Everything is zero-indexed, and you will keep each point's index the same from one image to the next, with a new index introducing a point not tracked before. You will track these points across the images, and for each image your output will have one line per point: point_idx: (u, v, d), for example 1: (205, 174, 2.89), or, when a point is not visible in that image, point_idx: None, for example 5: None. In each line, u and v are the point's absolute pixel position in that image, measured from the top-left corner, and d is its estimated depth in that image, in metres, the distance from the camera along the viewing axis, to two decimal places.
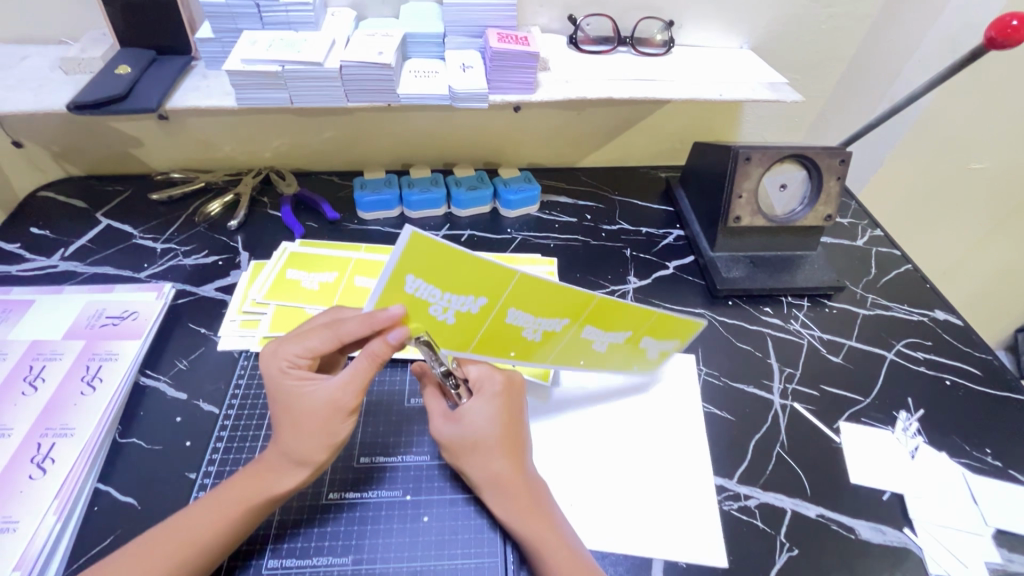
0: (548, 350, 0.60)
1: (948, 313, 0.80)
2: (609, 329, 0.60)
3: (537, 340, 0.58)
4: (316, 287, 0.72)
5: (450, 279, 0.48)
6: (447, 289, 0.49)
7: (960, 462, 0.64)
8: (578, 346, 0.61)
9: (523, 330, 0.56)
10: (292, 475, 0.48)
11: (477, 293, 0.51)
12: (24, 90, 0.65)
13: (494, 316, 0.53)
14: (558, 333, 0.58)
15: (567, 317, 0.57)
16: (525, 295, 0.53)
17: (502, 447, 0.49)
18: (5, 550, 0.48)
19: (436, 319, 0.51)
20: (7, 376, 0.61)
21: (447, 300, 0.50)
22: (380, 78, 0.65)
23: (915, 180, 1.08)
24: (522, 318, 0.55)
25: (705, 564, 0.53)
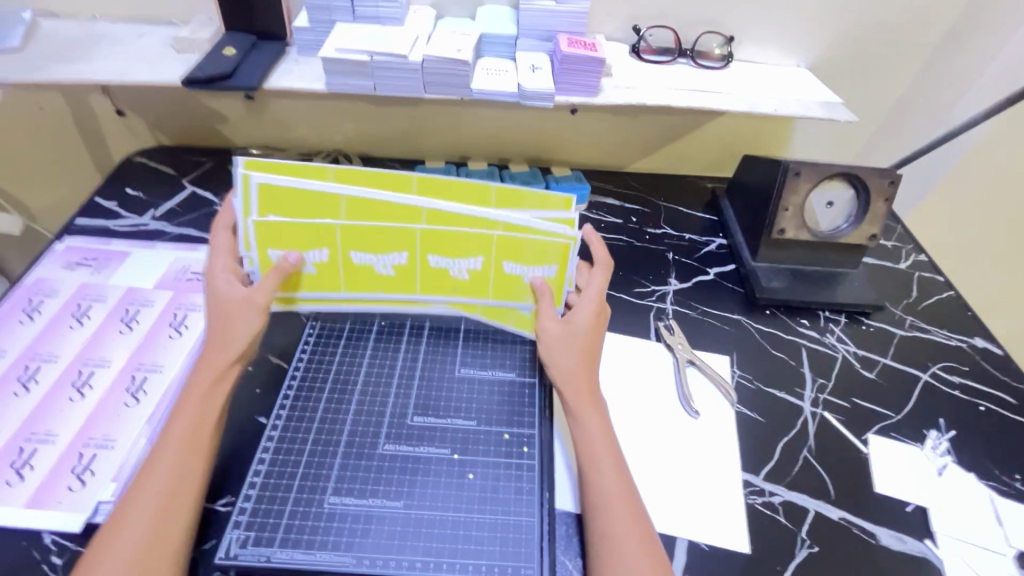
0: (481, 290, 0.65)
1: (988, 341, 0.80)
2: (529, 263, 0.63)
3: (440, 274, 0.64)
4: (314, 270, 0.63)
5: (354, 232, 0.61)
6: (357, 248, 0.62)
7: (989, 484, 0.65)
8: (502, 280, 0.64)
9: (448, 271, 0.64)
10: (248, 321, 0.56)
11: (391, 242, 0.61)
12: (142, 64, 0.74)
13: (418, 261, 0.63)
14: (479, 272, 0.64)
15: (477, 254, 0.62)
16: (437, 238, 0.61)
17: (585, 349, 0.59)
18: (104, 464, 0.55)
19: (329, 256, 0.62)
20: (107, 315, 0.68)
21: (358, 255, 0.62)
22: (457, 73, 0.70)
23: (966, 210, 1.08)
24: (440, 261, 0.63)
25: (728, 548, 0.56)
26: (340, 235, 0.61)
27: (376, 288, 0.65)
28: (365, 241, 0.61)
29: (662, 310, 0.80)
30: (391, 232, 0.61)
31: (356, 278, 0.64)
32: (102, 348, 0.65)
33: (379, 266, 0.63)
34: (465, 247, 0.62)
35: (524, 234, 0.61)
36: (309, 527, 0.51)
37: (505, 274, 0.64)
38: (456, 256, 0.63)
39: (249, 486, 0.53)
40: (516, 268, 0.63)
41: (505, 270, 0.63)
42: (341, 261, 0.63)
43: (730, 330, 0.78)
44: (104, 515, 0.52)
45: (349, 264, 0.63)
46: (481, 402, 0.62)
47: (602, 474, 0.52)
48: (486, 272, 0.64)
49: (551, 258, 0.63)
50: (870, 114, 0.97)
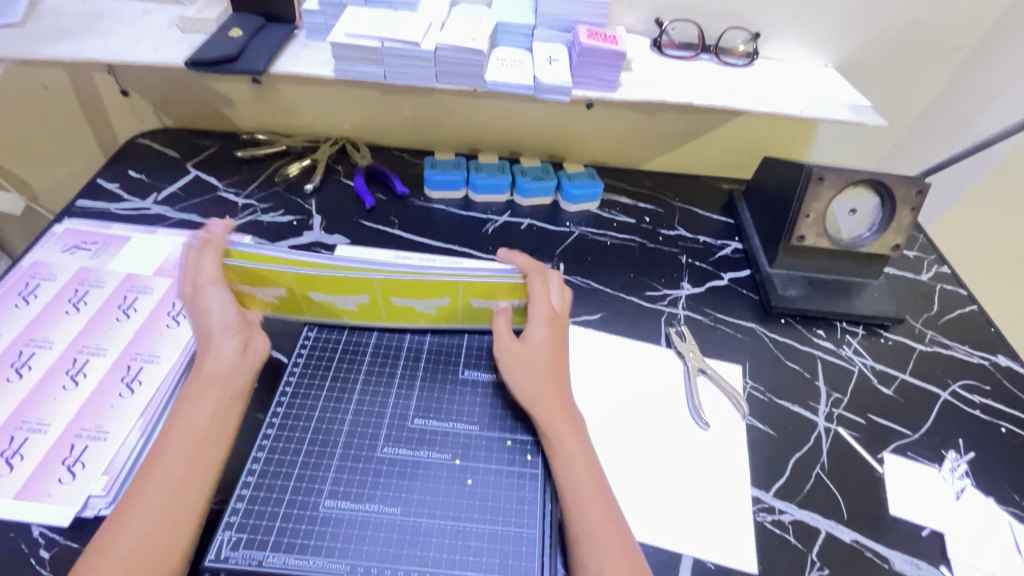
0: (448, 321, 0.65)
1: (1011, 359, 0.77)
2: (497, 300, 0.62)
3: (404, 309, 0.64)
4: (277, 303, 0.62)
5: (313, 278, 0.60)
6: (318, 289, 0.61)
7: (1008, 510, 0.62)
8: (467, 314, 0.65)
9: (412, 308, 0.64)
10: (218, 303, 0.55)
11: (353, 285, 0.61)
12: (146, 44, 0.71)
13: (381, 301, 0.63)
14: (444, 308, 0.64)
15: (443, 296, 0.62)
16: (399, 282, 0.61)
17: (549, 368, 0.57)
18: (96, 455, 0.54)
19: (287, 296, 0.61)
20: (104, 302, 0.67)
21: (319, 295, 0.62)
22: (470, 63, 0.67)
23: (991, 221, 1.04)
24: (404, 300, 0.63)
25: (735, 568, 0.54)
26: (298, 280, 0.59)
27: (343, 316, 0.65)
28: (326, 283, 0.60)
29: (673, 315, 0.77)
30: (351, 278, 0.60)
31: (323, 309, 0.64)
32: (98, 335, 0.63)
33: (341, 303, 0.63)
34: (428, 290, 0.61)
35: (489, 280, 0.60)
36: (303, 530, 0.50)
37: (471, 309, 0.64)
38: (420, 297, 0.62)
39: (243, 486, 0.52)
40: (484, 304, 0.63)
41: (471, 306, 0.64)
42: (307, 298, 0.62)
43: (743, 339, 0.75)
44: (94, 510, 0.51)
45: (312, 300, 0.63)
46: (484, 405, 0.60)
47: (583, 503, 0.50)
48: (452, 309, 0.64)
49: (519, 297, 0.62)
50: (897, 118, 0.94)
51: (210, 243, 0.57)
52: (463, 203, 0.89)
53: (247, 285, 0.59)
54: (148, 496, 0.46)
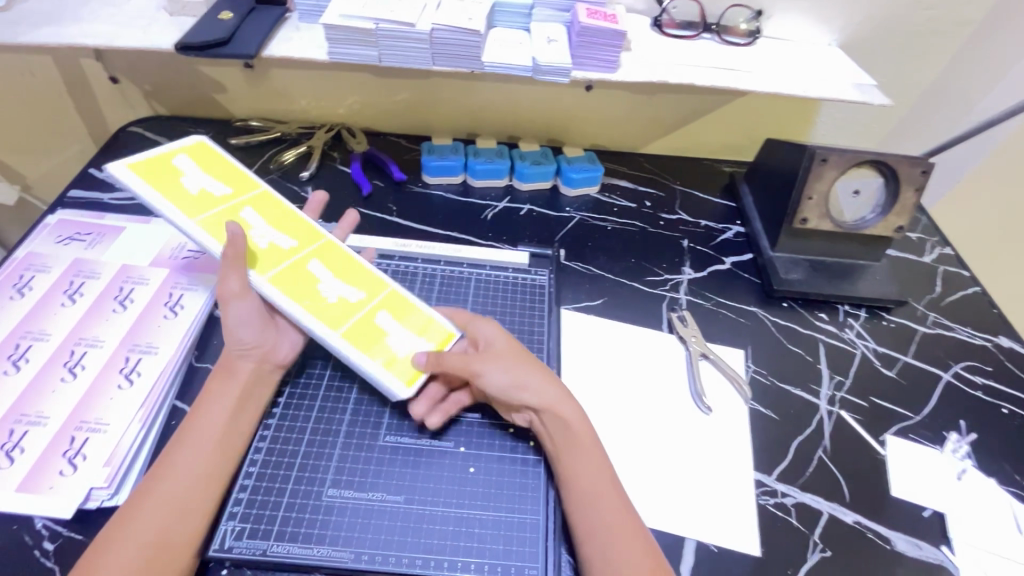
0: (337, 315, 0.57)
1: (1013, 341, 0.77)
2: (402, 324, 0.59)
3: (309, 275, 0.60)
4: (195, 192, 0.60)
5: (266, 205, 0.65)
6: (255, 211, 0.63)
7: (1008, 490, 0.63)
8: (359, 325, 0.57)
9: (319, 282, 0.60)
10: (247, 319, 0.54)
11: (294, 232, 0.63)
12: (134, 28, 0.69)
13: (298, 260, 0.60)
14: (352, 305, 0.59)
15: (364, 291, 0.61)
16: (331, 259, 0.63)
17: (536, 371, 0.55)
18: (96, 447, 0.54)
19: (199, 194, 0.60)
20: (100, 293, 0.66)
21: (249, 216, 0.62)
22: (467, 44, 0.66)
23: (995, 202, 1.03)
24: (319, 272, 0.61)
25: (737, 552, 0.54)
26: (251, 198, 0.64)
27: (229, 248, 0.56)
28: (268, 216, 0.63)
29: (675, 300, 0.77)
30: (302, 228, 0.65)
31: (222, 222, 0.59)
32: (95, 326, 0.63)
33: (256, 236, 0.60)
34: (357, 278, 0.62)
35: (417, 304, 0.62)
36: (306, 519, 0.49)
37: (371, 322, 0.58)
38: (340, 279, 0.61)
39: (245, 476, 0.51)
40: (388, 322, 0.59)
41: (376, 319, 0.59)
42: (222, 208, 0.60)
43: (745, 323, 0.75)
44: (97, 502, 0.51)
45: (229, 214, 0.60)
46: None
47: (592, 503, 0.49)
48: (355, 307, 0.59)
49: (426, 335, 0.59)
50: (901, 98, 0.92)
51: (239, 257, 0.54)
52: (462, 189, 0.88)
53: (188, 172, 0.61)
54: (161, 491, 0.46)
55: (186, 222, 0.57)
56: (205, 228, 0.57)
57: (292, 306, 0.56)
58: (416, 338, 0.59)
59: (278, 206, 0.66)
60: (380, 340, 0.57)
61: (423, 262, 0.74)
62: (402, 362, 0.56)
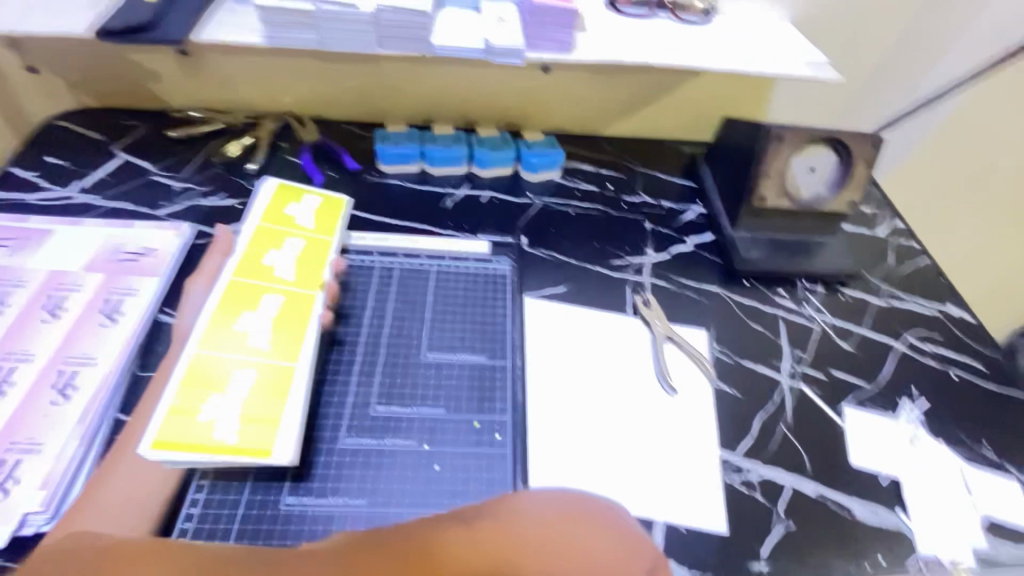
0: (225, 345, 0.53)
1: (960, 308, 0.80)
2: (238, 400, 0.50)
3: (250, 298, 0.58)
4: (285, 214, 0.68)
5: (320, 248, 0.65)
6: (302, 246, 0.64)
7: (959, 453, 0.65)
8: (217, 363, 0.52)
9: (249, 309, 0.57)
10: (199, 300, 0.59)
11: (302, 274, 0.62)
12: (45, 12, 0.63)
13: (258, 283, 0.59)
14: (242, 347, 0.54)
15: (263, 350, 0.54)
16: (296, 311, 0.58)
17: None
18: (29, 470, 0.50)
19: (281, 217, 0.67)
20: (27, 303, 0.61)
21: (291, 243, 0.64)
22: (414, 25, 0.62)
23: (943, 174, 1.07)
24: (256, 309, 0.57)
25: (704, 530, 0.55)
26: (319, 239, 0.66)
27: (240, 254, 0.62)
28: (301, 252, 0.64)
29: (639, 283, 0.77)
30: (303, 280, 0.61)
31: (266, 238, 0.64)
32: (23, 339, 0.58)
33: (281, 255, 0.63)
34: (281, 337, 0.56)
35: (283, 400, 0.51)
36: (263, 530, 0.47)
37: (228, 372, 0.51)
38: (268, 324, 0.56)
39: (196, 489, 0.49)
40: (236, 384, 0.51)
41: (235, 374, 0.51)
42: (283, 234, 0.65)
43: (707, 303, 0.76)
44: (33, 528, 0.47)
45: (281, 235, 0.65)
46: (448, 388, 0.59)
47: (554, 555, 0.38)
48: (239, 355, 0.53)
49: (243, 427, 0.48)
50: (854, 74, 0.93)
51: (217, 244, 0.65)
52: (420, 177, 0.85)
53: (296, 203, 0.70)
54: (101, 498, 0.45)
55: (251, 223, 0.65)
56: (248, 238, 0.64)
57: (206, 310, 0.56)
58: (234, 423, 0.48)
59: (324, 258, 0.64)
60: (211, 390, 0.50)
61: (381, 255, 0.72)
62: (190, 425, 0.47)
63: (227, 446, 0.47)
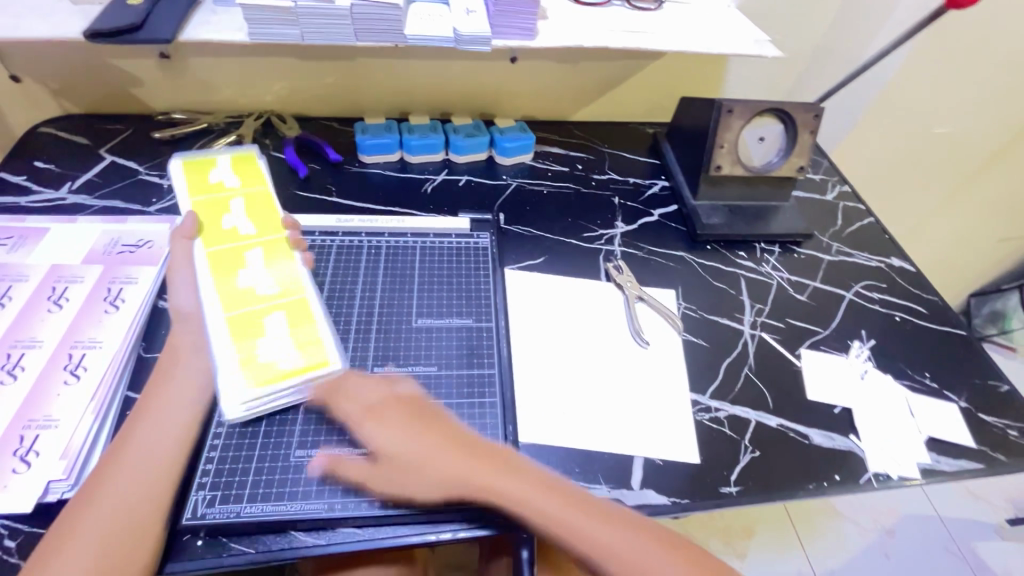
0: (240, 303, 0.59)
1: (902, 260, 0.88)
2: (284, 333, 0.58)
3: (240, 258, 0.63)
4: (217, 183, 0.69)
5: (261, 201, 0.69)
6: (247, 205, 0.68)
7: (904, 384, 0.72)
8: (245, 317, 0.58)
9: (245, 268, 0.62)
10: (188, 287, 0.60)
11: (263, 222, 0.67)
12: (34, 19, 0.66)
13: (242, 245, 0.64)
14: (258, 297, 0.60)
15: (276, 290, 0.61)
16: (276, 252, 0.65)
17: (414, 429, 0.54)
18: (49, 442, 0.53)
19: (213, 189, 0.68)
20: (31, 295, 0.64)
21: (234, 205, 0.67)
22: (388, 17, 0.67)
23: (885, 143, 1.16)
24: (245, 267, 0.62)
25: (679, 461, 0.61)
26: (256, 194, 0.69)
27: (204, 234, 0.64)
28: (250, 208, 0.68)
29: (610, 252, 0.82)
30: (267, 225, 0.67)
31: (211, 209, 0.67)
32: (30, 328, 0.61)
33: (230, 220, 0.66)
34: (283, 274, 0.63)
35: (318, 317, 0.61)
36: (277, 479, 0.52)
37: (258, 319, 0.59)
38: (266, 272, 0.63)
39: (211, 447, 0.53)
40: (273, 324, 0.59)
41: (266, 317, 0.59)
42: (221, 198, 0.68)
43: (675, 267, 0.82)
44: (56, 494, 0.51)
45: (220, 202, 0.67)
46: (439, 348, 0.64)
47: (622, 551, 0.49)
48: (258, 300, 0.60)
49: (301, 350, 0.57)
50: (797, 52, 1.01)
51: (187, 232, 0.63)
52: (400, 166, 0.90)
53: (212, 170, 0.71)
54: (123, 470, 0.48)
55: (187, 202, 0.67)
56: (194, 212, 0.66)
57: (207, 286, 0.60)
58: (290, 349, 0.57)
59: (270, 206, 0.69)
60: (253, 337, 0.57)
61: (367, 236, 0.76)
62: (257, 367, 0.55)
63: (295, 368, 0.56)
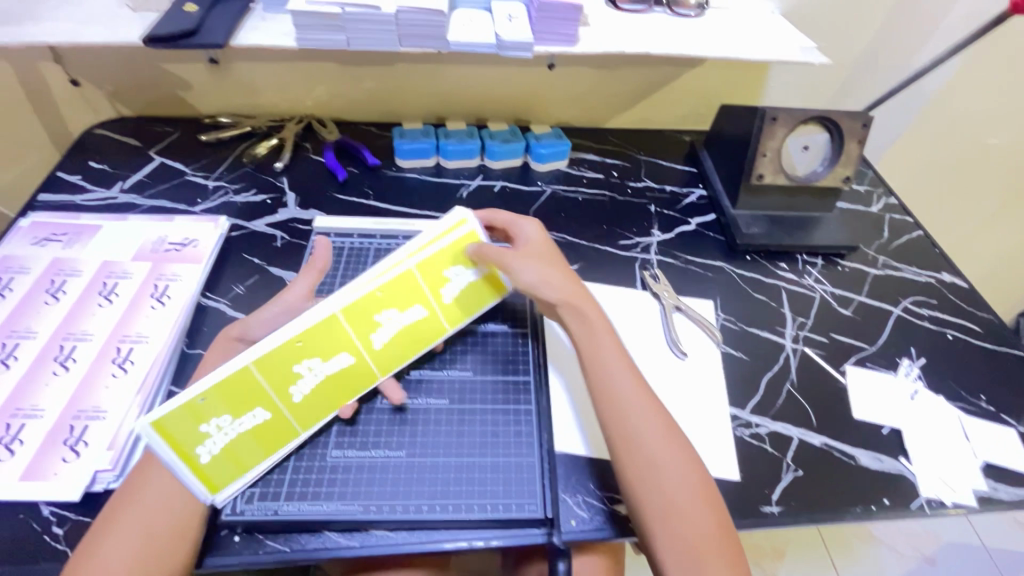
0: (273, 380, 0.47)
1: (954, 276, 0.84)
2: (234, 436, 0.47)
3: (329, 353, 0.50)
4: (462, 284, 0.57)
5: (423, 332, 0.56)
6: (409, 322, 0.54)
7: (957, 406, 0.69)
8: (253, 391, 0.46)
9: (318, 361, 0.49)
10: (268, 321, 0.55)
11: (391, 351, 0.55)
12: (97, 25, 0.69)
13: (348, 336, 0.51)
14: (280, 396, 0.49)
15: (285, 408, 0.49)
16: (341, 386, 0.53)
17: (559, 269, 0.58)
18: (97, 433, 0.55)
19: (441, 277, 0.55)
20: (84, 290, 0.66)
21: (410, 311, 0.54)
22: (432, 24, 0.68)
23: (933, 154, 1.12)
24: (324, 363, 0.50)
25: (719, 478, 0.59)
26: (432, 316, 0.56)
27: (363, 292, 0.49)
28: (398, 326, 0.54)
29: (646, 260, 0.81)
30: (384, 358, 0.54)
31: (402, 292, 0.52)
32: (82, 321, 0.63)
33: (391, 321, 0.53)
34: (312, 399, 0.51)
35: (270, 452, 0.51)
36: (313, 479, 0.52)
37: (255, 404, 0.47)
38: (316, 387, 0.51)
39: None
40: (240, 420, 0.47)
41: (254, 411, 0.47)
42: (423, 295, 0.54)
43: (713, 277, 0.80)
44: (103, 484, 0.52)
45: (411, 301, 0.54)
46: (476, 353, 0.63)
47: (665, 464, 0.49)
48: (278, 394, 0.48)
49: (230, 464, 0.48)
50: (843, 60, 0.99)
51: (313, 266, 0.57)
52: (436, 171, 0.91)
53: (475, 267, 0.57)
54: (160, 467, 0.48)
55: (420, 257, 0.52)
56: (391, 276, 0.51)
57: (288, 329, 0.47)
58: (221, 451, 0.47)
59: (415, 345, 0.56)
60: (231, 412, 0.46)
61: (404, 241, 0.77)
62: (193, 429, 0.44)
63: (197, 467, 0.46)
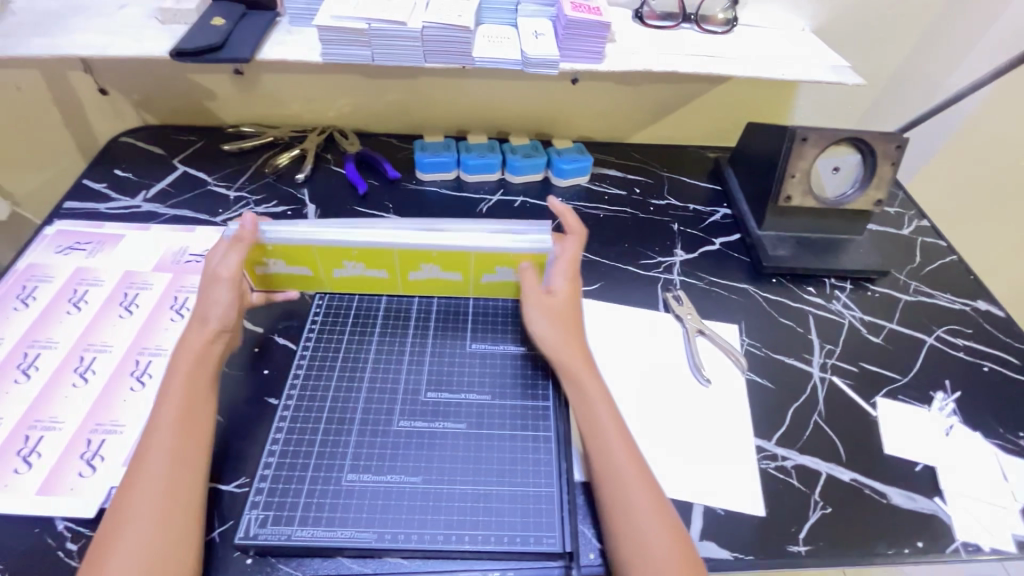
0: (328, 256, 0.64)
1: (991, 304, 0.81)
2: (289, 270, 0.65)
3: (371, 266, 0.65)
4: (489, 278, 0.67)
5: (445, 288, 0.69)
6: (438, 281, 0.67)
7: (995, 443, 0.66)
8: (308, 256, 0.63)
9: (363, 265, 0.65)
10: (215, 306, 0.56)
11: (416, 288, 0.68)
12: (126, 38, 0.70)
13: (387, 267, 0.65)
14: (328, 268, 0.65)
15: (324, 274, 0.66)
16: (370, 286, 0.68)
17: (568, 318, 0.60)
18: (113, 447, 0.54)
19: (482, 270, 0.66)
20: (105, 300, 0.67)
21: (442, 273, 0.66)
22: (458, 40, 0.67)
23: (968, 174, 1.08)
24: (366, 269, 0.65)
25: (743, 513, 0.57)
26: (458, 285, 0.68)
27: (408, 249, 0.63)
28: (425, 279, 0.67)
29: (668, 281, 0.79)
30: (406, 287, 0.68)
31: (442, 261, 0.65)
32: (103, 333, 0.63)
33: (426, 274, 0.66)
34: (348, 282, 0.67)
35: (313, 278, 0.67)
36: (326, 505, 0.51)
37: (306, 263, 0.64)
38: (353, 274, 0.66)
39: (264, 467, 0.53)
40: (294, 268, 0.65)
41: (304, 268, 0.65)
42: (460, 269, 0.66)
43: (737, 300, 0.78)
44: None
45: (442, 269, 0.66)
46: (496, 375, 0.62)
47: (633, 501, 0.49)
48: (327, 264, 0.65)
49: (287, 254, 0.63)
50: (876, 78, 0.96)
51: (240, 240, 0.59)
52: (456, 184, 0.90)
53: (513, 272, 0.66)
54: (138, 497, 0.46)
55: (467, 249, 0.63)
56: (436, 250, 0.63)
57: (348, 240, 0.62)
58: (276, 271, 0.65)
59: (431, 293, 0.69)
60: (292, 261, 0.64)
61: None
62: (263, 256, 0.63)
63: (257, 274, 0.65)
